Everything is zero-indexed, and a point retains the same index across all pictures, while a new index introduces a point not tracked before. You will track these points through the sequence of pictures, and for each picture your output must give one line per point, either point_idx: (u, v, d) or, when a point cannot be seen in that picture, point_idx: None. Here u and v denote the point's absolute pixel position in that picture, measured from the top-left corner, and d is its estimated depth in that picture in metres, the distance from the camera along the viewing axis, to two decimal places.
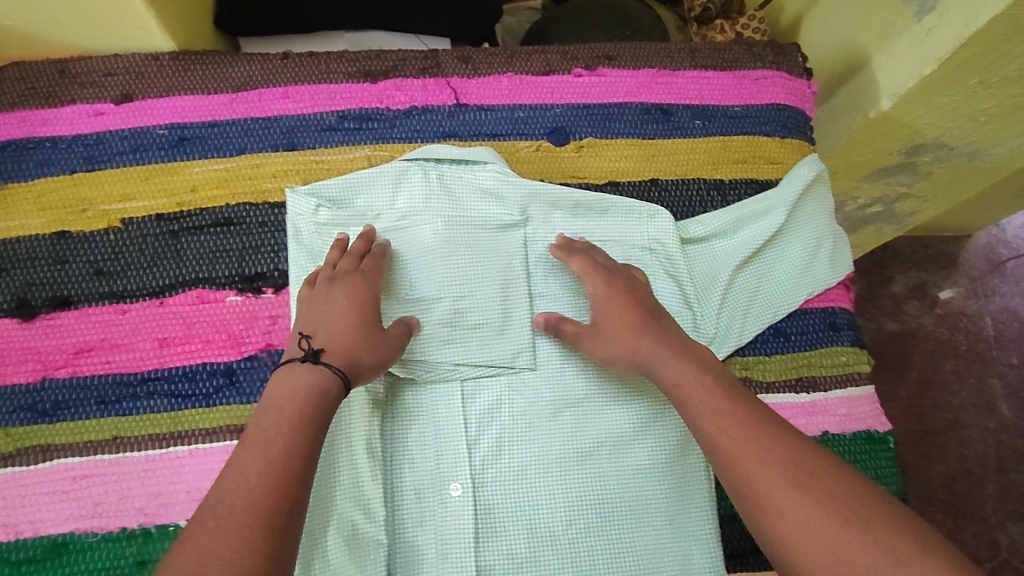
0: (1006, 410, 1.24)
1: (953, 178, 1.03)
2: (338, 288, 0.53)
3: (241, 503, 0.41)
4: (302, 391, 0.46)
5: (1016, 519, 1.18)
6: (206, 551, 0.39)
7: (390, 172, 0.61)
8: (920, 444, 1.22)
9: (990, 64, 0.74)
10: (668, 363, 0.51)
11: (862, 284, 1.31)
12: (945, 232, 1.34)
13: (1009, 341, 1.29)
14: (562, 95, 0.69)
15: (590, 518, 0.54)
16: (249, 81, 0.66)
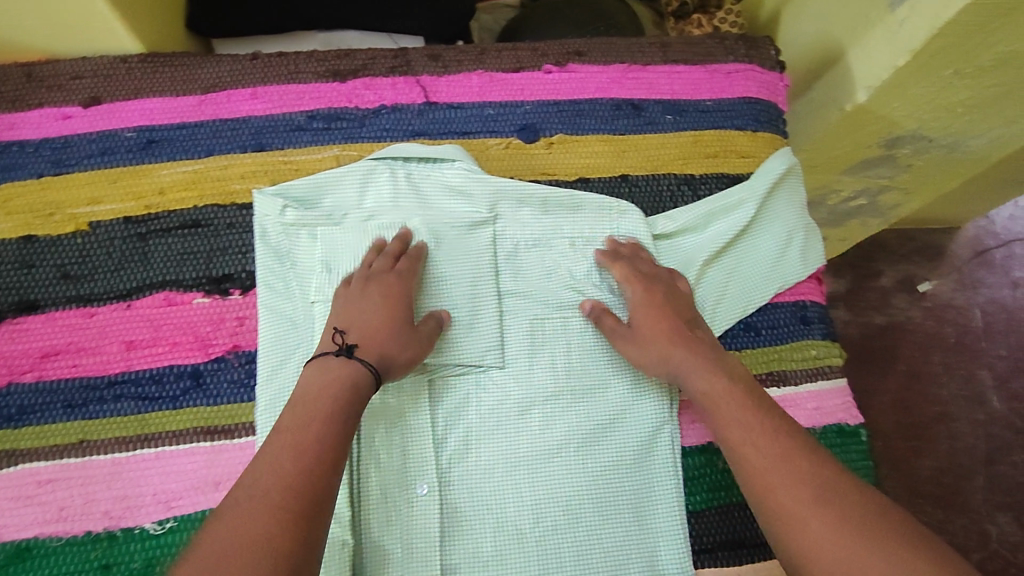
0: (995, 402, 1.24)
1: (935, 170, 1.02)
2: (376, 289, 0.55)
3: (278, 483, 0.42)
4: (336, 385, 0.48)
5: (1005, 510, 1.18)
6: (241, 528, 0.40)
7: (357, 172, 0.61)
8: (908, 437, 1.22)
9: (963, 55, 0.74)
10: (701, 373, 0.53)
11: (848, 278, 1.31)
12: (932, 224, 1.34)
13: (997, 332, 1.29)
14: (533, 92, 0.69)
15: (557, 516, 0.55)
16: (218, 82, 0.66)
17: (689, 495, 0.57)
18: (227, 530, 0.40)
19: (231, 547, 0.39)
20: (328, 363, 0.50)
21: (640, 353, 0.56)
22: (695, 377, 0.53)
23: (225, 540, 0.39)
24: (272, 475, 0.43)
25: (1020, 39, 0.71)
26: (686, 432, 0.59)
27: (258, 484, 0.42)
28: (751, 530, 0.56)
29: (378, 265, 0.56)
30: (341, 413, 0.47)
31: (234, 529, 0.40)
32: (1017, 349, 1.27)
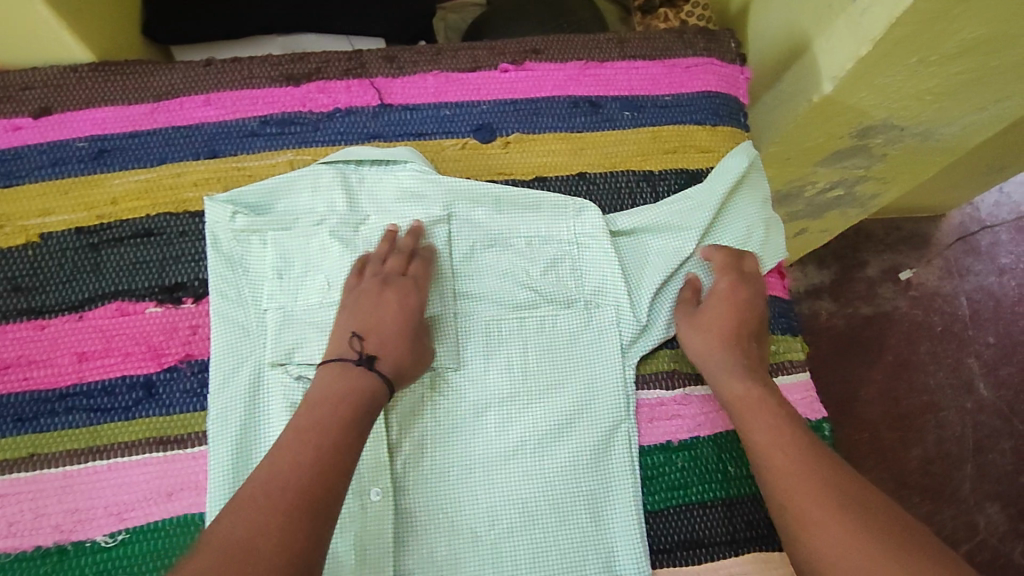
0: (982, 390, 1.24)
1: (911, 158, 1.02)
2: (391, 295, 0.55)
3: (293, 484, 0.44)
4: (354, 389, 0.50)
5: (994, 499, 1.17)
6: (250, 523, 0.42)
7: (309, 176, 0.61)
8: (896, 427, 1.20)
9: (926, 42, 0.73)
10: (740, 377, 0.56)
11: (833, 269, 1.30)
12: (916, 213, 1.34)
13: (984, 320, 1.28)
14: (489, 92, 0.68)
15: (513, 518, 0.54)
16: (171, 90, 0.66)
17: (647, 495, 0.56)
18: (240, 522, 0.42)
19: (240, 542, 0.41)
20: (342, 369, 0.51)
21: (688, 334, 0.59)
22: (732, 380, 0.56)
23: (238, 532, 0.41)
24: (286, 474, 0.44)
25: (983, 25, 0.70)
26: (644, 430, 0.58)
27: (273, 482, 0.44)
28: (710, 528, 0.56)
29: (390, 266, 0.57)
30: (362, 419, 0.49)
31: (246, 523, 0.42)
32: (1004, 336, 1.27)
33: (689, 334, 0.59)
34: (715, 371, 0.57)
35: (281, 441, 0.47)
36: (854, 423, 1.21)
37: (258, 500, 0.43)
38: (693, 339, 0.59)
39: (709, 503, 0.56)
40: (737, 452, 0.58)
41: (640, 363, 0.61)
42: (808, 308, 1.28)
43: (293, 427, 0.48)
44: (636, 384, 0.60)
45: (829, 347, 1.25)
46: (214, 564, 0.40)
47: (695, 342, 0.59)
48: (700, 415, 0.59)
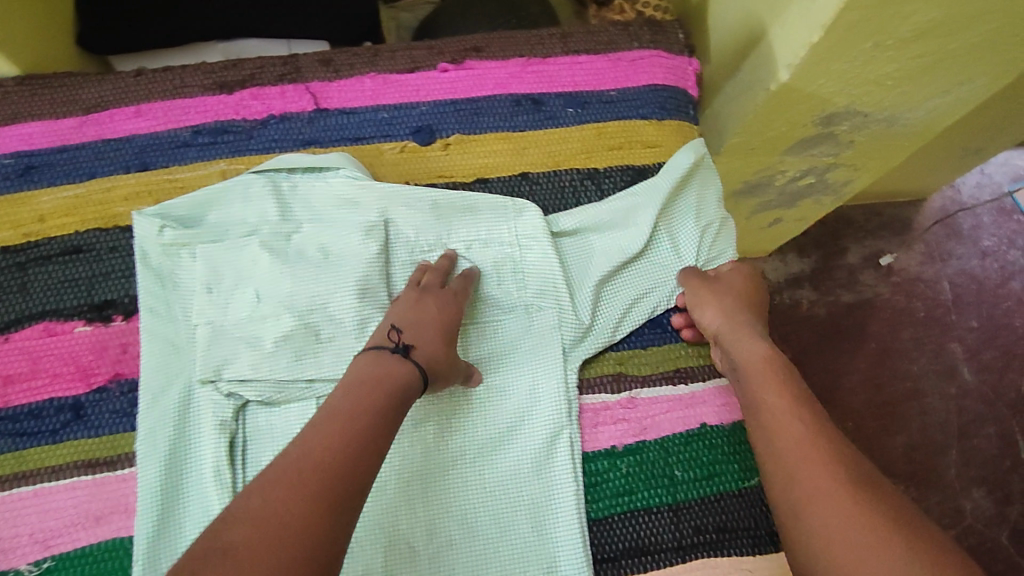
0: (966, 374, 1.21)
1: (881, 142, 0.96)
2: (430, 302, 0.55)
3: (324, 468, 0.42)
4: (383, 377, 0.48)
5: (980, 484, 1.14)
6: (274, 505, 0.39)
7: (238, 186, 0.59)
8: (879, 416, 1.18)
9: (879, 28, 0.68)
10: (757, 340, 0.56)
11: (815, 258, 1.28)
12: (897, 198, 1.32)
13: (967, 304, 1.26)
14: (429, 93, 0.67)
15: (452, 530, 0.54)
16: (100, 102, 0.64)
17: (590, 502, 0.55)
18: (259, 505, 0.39)
19: (264, 523, 0.38)
20: (373, 356, 0.50)
21: (710, 299, 0.59)
22: (749, 342, 0.56)
23: (258, 513, 0.39)
24: (315, 456, 0.42)
25: (937, 6, 0.66)
26: (587, 435, 0.57)
27: (298, 464, 0.42)
28: (656, 535, 0.55)
29: (426, 281, 0.57)
30: (391, 409, 0.47)
31: (268, 505, 0.39)
32: (986, 319, 1.25)
33: (713, 299, 0.59)
34: (739, 335, 0.56)
35: (312, 424, 0.45)
36: (838, 412, 1.18)
37: (278, 482, 0.41)
38: (717, 305, 0.58)
39: (655, 510, 0.55)
40: (684, 456, 0.57)
41: (583, 367, 0.60)
42: (789, 298, 1.25)
43: (328, 412, 0.46)
44: (580, 388, 0.59)
45: (810, 336, 1.23)
46: (241, 545, 0.37)
47: (717, 308, 0.58)
48: (646, 417, 0.58)
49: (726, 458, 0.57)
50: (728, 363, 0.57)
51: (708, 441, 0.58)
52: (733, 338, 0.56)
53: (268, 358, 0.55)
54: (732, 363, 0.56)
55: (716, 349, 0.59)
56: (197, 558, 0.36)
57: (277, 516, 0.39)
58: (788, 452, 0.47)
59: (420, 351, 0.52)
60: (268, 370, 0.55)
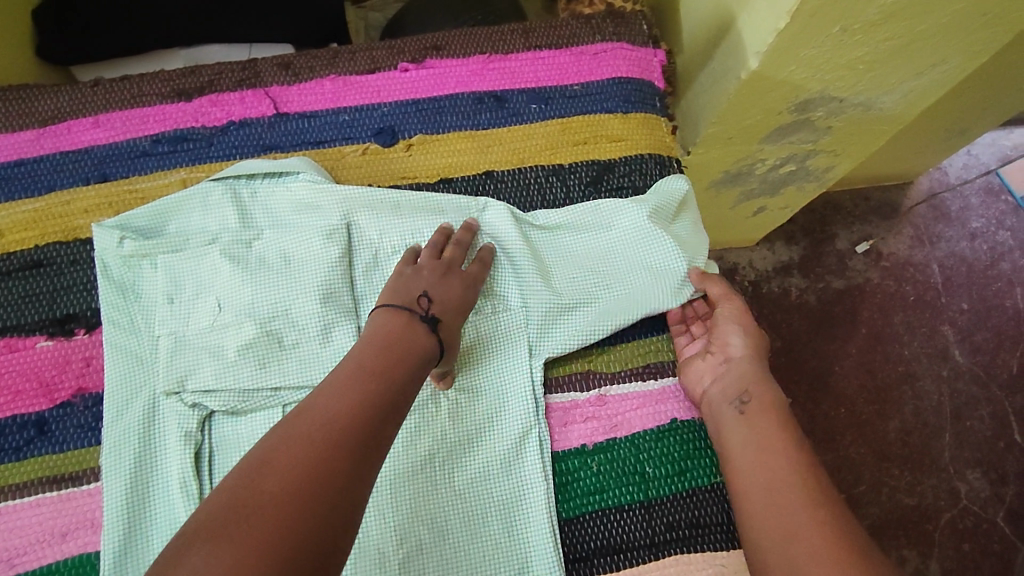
0: (958, 356, 1.20)
1: (860, 128, 0.91)
2: (455, 281, 0.55)
3: (353, 419, 0.43)
4: (403, 339, 0.49)
5: (975, 466, 1.13)
6: (308, 454, 0.40)
7: (198, 194, 0.59)
8: (872, 402, 1.16)
9: (844, 11, 0.64)
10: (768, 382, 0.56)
11: (804, 245, 1.26)
12: (886, 181, 1.30)
13: (958, 286, 1.25)
14: (390, 93, 0.66)
15: (423, 535, 0.53)
16: (57, 114, 0.63)
17: (561, 502, 0.55)
18: (294, 454, 0.40)
19: (304, 471, 0.39)
20: (401, 320, 0.50)
21: (749, 335, 0.59)
22: (764, 381, 0.56)
23: (294, 461, 0.39)
24: (343, 409, 0.43)
25: None
26: (556, 435, 0.57)
27: (327, 415, 0.42)
28: (629, 533, 0.54)
29: (450, 252, 0.57)
30: (413, 372, 0.48)
31: (302, 454, 0.40)
32: (978, 301, 1.23)
33: (750, 336, 0.59)
34: (755, 376, 0.56)
35: (341, 378, 0.45)
36: (830, 399, 1.16)
37: (310, 432, 0.41)
38: (752, 343, 0.59)
39: (627, 507, 0.55)
40: (656, 452, 0.57)
41: (547, 367, 0.59)
42: (778, 286, 1.24)
43: (356, 366, 0.46)
44: (549, 386, 0.59)
45: (800, 323, 1.21)
46: (282, 487, 0.38)
47: (752, 345, 0.59)
48: (617, 414, 0.58)
49: (697, 453, 0.57)
50: (735, 390, 0.55)
51: (680, 436, 0.57)
52: (757, 377, 0.56)
53: (232, 367, 0.54)
54: (743, 394, 0.55)
55: (719, 371, 0.57)
56: (239, 504, 0.37)
57: (315, 460, 0.40)
58: (764, 470, 0.50)
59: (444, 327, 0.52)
60: (231, 380, 0.54)
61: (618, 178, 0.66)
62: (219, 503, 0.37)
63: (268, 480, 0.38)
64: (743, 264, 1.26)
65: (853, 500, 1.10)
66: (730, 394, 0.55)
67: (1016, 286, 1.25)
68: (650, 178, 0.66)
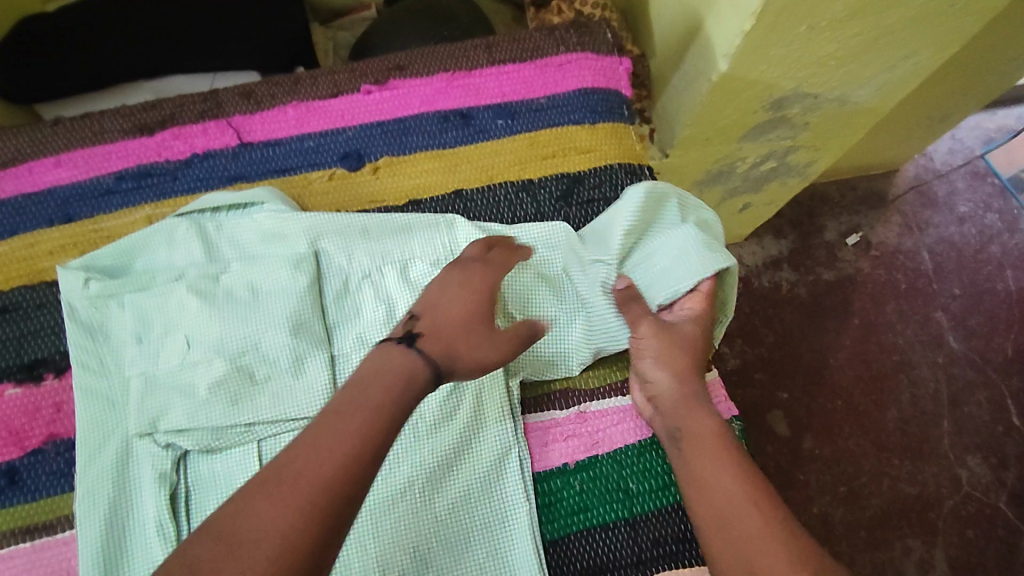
0: (953, 342, 1.19)
1: (838, 122, 0.90)
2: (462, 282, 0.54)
3: (345, 474, 0.41)
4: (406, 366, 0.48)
5: (975, 451, 1.12)
6: (289, 520, 0.39)
7: (162, 231, 0.58)
8: (869, 392, 1.15)
9: (811, 9, 0.63)
10: (701, 410, 0.52)
11: (792, 238, 1.25)
12: (871, 170, 1.29)
13: (949, 272, 1.24)
14: (354, 116, 0.66)
15: (406, 563, 0.51)
16: (19, 156, 0.63)
17: (546, 523, 0.54)
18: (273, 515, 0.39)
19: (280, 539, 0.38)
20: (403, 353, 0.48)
21: (670, 348, 0.55)
22: (698, 411, 0.52)
23: (272, 526, 0.39)
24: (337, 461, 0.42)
25: None
26: (537, 455, 0.56)
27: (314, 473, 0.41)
28: (615, 552, 0.54)
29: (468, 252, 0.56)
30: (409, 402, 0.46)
31: (283, 521, 0.39)
32: (970, 286, 1.23)
33: (677, 354, 0.55)
34: (688, 407, 0.53)
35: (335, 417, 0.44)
36: (827, 392, 1.15)
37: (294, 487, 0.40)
38: (673, 367, 0.55)
39: (612, 525, 0.54)
40: (638, 467, 0.56)
41: (525, 387, 0.59)
42: (769, 281, 1.23)
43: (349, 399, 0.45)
44: (528, 406, 0.58)
45: (791, 317, 1.20)
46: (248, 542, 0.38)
47: (674, 368, 0.54)
48: (597, 431, 0.57)
49: None
50: (668, 426, 0.53)
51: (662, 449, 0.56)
52: (684, 405, 0.53)
53: (203, 404, 0.53)
54: (675, 429, 0.52)
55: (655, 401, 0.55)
56: (216, 551, 0.38)
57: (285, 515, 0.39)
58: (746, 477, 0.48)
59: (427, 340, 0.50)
60: (204, 418, 0.53)
61: (588, 191, 0.65)
62: (205, 550, 0.38)
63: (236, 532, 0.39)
64: None
65: (854, 493, 1.09)
66: (666, 432, 0.53)
67: (1006, 268, 1.24)
68: (621, 188, 0.66)
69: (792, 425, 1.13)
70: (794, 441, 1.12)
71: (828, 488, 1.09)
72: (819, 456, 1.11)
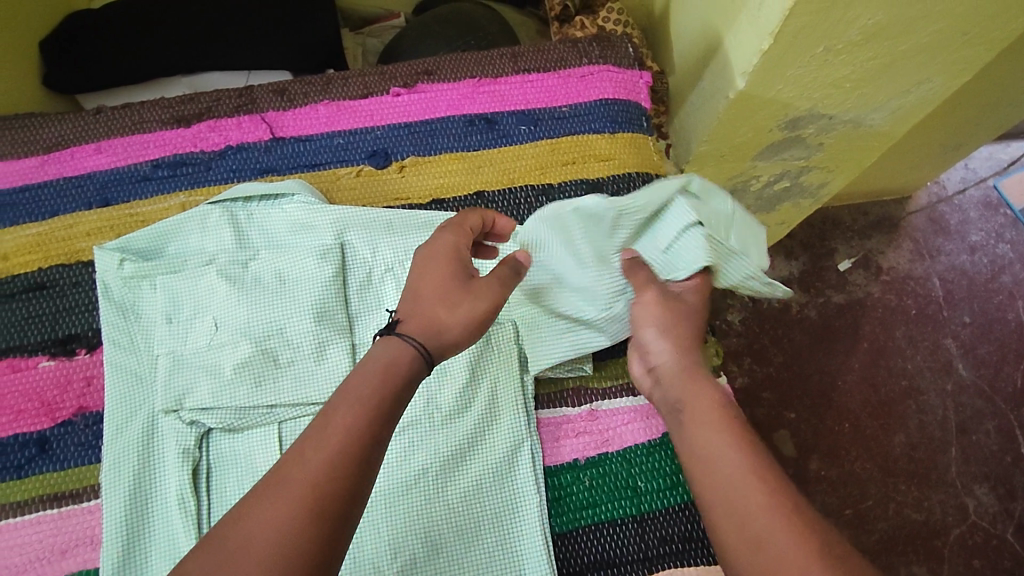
0: (962, 370, 1.19)
1: (852, 145, 0.92)
2: (443, 264, 0.51)
3: (349, 469, 0.41)
4: (397, 365, 0.47)
5: (982, 480, 1.12)
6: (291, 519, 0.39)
7: (196, 217, 0.60)
8: (876, 416, 1.16)
9: (827, 31, 0.65)
10: (707, 382, 0.51)
11: (804, 259, 1.27)
12: (884, 196, 1.30)
13: (959, 300, 1.24)
14: (383, 117, 0.69)
15: (418, 549, 0.52)
16: (61, 141, 0.65)
17: (554, 516, 0.55)
18: (279, 517, 0.39)
19: (277, 538, 0.38)
20: (392, 346, 0.48)
21: (666, 324, 0.54)
22: (702, 384, 0.51)
23: (275, 527, 0.38)
24: (338, 465, 0.41)
25: (880, 10, 0.63)
26: (548, 450, 0.57)
27: (317, 475, 0.40)
28: (621, 547, 0.54)
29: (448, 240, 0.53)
30: (401, 389, 0.46)
31: (283, 522, 0.38)
32: (981, 315, 1.23)
33: (672, 324, 0.54)
34: (691, 379, 0.51)
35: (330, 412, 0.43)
36: (833, 413, 1.16)
37: (300, 486, 0.40)
38: (676, 338, 0.54)
39: (620, 521, 0.55)
40: (647, 466, 0.57)
41: (539, 384, 0.60)
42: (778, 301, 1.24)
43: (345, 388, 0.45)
44: (541, 402, 0.59)
45: (800, 338, 1.21)
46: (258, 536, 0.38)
47: (676, 337, 0.54)
48: (608, 429, 0.58)
49: None
50: (670, 400, 0.51)
51: (671, 450, 0.57)
52: (686, 377, 0.51)
53: (227, 384, 0.55)
54: (674, 403, 0.51)
55: (654, 376, 0.54)
56: (221, 556, 0.37)
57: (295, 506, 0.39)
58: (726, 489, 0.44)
59: (409, 325, 0.49)
60: (228, 398, 0.55)
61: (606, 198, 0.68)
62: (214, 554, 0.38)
63: (237, 530, 0.38)
64: None
65: (860, 516, 1.09)
66: (666, 405, 0.52)
67: (1018, 298, 1.24)
68: None
69: (798, 445, 1.14)
70: (800, 460, 1.13)
71: (833, 510, 1.10)
72: (825, 477, 1.12)
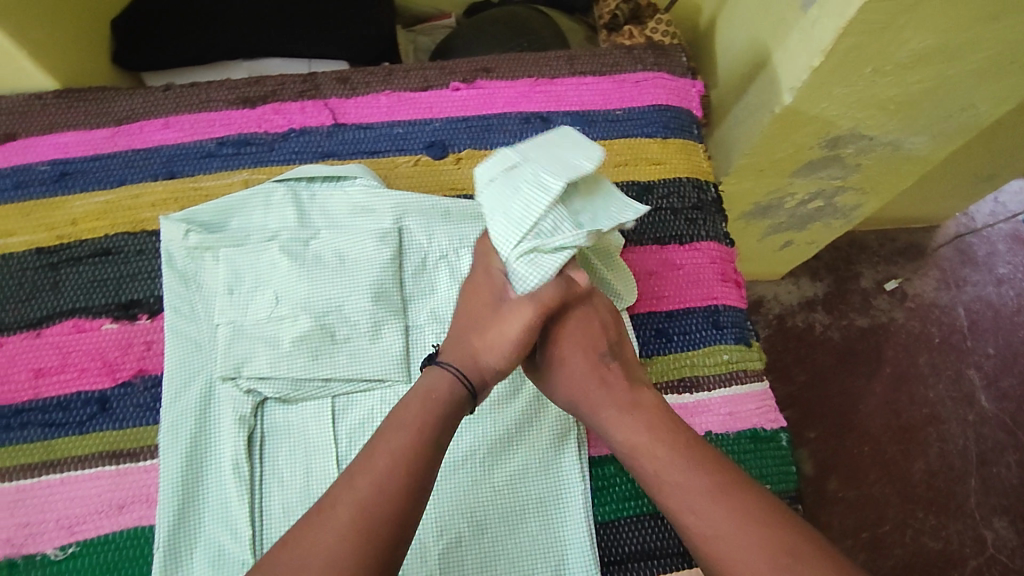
0: (984, 402, 1.19)
1: (888, 169, 0.92)
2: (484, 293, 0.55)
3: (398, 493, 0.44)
4: (438, 392, 0.50)
5: (1002, 513, 1.11)
6: (342, 540, 0.41)
7: (260, 194, 0.62)
8: (896, 441, 1.15)
9: (878, 51, 0.66)
10: (621, 421, 0.51)
11: (829, 281, 1.27)
12: (912, 223, 1.31)
13: (983, 330, 1.24)
14: (441, 109, 0.70)
15: (463, 529, 0.53)
16: (130, 114, 0.68)
17: (597, 505, 0.56)
18: (333, 538, 0.41)
19: (330, 558, 0.40)
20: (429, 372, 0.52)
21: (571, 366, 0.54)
22: (617, 425, 0.51)
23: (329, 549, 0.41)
24: (387, 491, 0.43)
25: (931, 33, 0.64)
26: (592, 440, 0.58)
27: (369, 502, 0.43)
28: (663, 540, 0.55)
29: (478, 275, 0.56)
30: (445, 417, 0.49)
31: (337, 542, 0.41)
32: (1005, 347, 1.23)
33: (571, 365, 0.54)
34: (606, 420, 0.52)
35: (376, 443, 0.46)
36: (854, 435, 1.16)
37: (349, 509, 0.42)
38: (578, 380, 0.54)
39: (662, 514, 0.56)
40: None
41: None
42: (803, 321, 1.24)
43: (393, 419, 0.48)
44: None
45: (824, 358, 1.21)
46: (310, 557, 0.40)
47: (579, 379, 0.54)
48: None
49: None
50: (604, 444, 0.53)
51: None
52: (604, 423, 0.52)
53: (285, 355, 0.56)
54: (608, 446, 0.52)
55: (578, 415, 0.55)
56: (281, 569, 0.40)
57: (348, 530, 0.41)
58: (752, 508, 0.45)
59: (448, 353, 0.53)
60: (285, 368, 0.56)
61: (657, 200, 0.69)
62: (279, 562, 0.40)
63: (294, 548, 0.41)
64: (769, 297, 1.27)
65: (877, 540, 1.09)
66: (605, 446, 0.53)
67: None
68: (688, 201, 0.69)
69: (817, 465, 1.13)
70: (818, 480, 1.12)
71: (850, 532, 1.09)
72: (843, 498, 1.11)
